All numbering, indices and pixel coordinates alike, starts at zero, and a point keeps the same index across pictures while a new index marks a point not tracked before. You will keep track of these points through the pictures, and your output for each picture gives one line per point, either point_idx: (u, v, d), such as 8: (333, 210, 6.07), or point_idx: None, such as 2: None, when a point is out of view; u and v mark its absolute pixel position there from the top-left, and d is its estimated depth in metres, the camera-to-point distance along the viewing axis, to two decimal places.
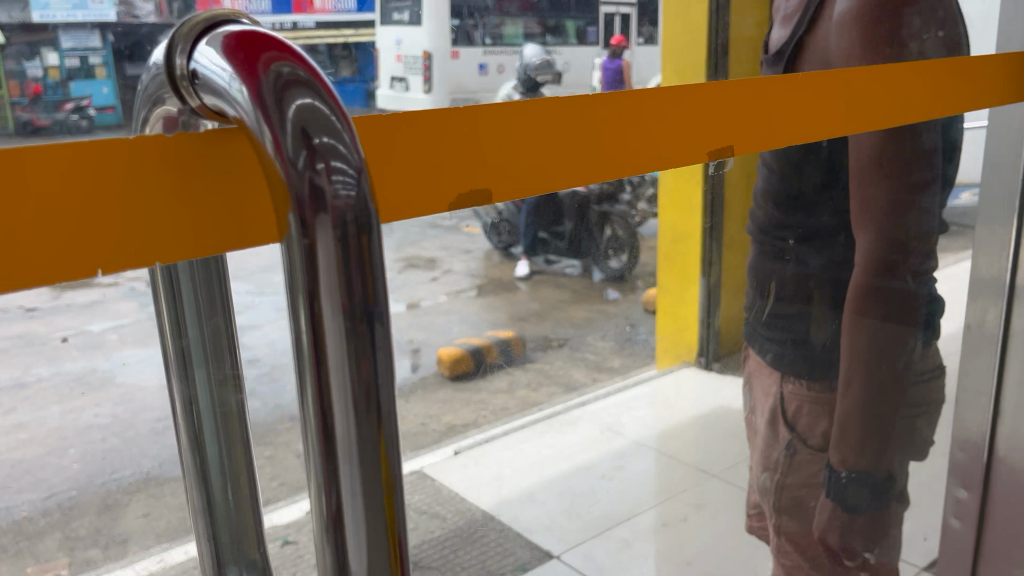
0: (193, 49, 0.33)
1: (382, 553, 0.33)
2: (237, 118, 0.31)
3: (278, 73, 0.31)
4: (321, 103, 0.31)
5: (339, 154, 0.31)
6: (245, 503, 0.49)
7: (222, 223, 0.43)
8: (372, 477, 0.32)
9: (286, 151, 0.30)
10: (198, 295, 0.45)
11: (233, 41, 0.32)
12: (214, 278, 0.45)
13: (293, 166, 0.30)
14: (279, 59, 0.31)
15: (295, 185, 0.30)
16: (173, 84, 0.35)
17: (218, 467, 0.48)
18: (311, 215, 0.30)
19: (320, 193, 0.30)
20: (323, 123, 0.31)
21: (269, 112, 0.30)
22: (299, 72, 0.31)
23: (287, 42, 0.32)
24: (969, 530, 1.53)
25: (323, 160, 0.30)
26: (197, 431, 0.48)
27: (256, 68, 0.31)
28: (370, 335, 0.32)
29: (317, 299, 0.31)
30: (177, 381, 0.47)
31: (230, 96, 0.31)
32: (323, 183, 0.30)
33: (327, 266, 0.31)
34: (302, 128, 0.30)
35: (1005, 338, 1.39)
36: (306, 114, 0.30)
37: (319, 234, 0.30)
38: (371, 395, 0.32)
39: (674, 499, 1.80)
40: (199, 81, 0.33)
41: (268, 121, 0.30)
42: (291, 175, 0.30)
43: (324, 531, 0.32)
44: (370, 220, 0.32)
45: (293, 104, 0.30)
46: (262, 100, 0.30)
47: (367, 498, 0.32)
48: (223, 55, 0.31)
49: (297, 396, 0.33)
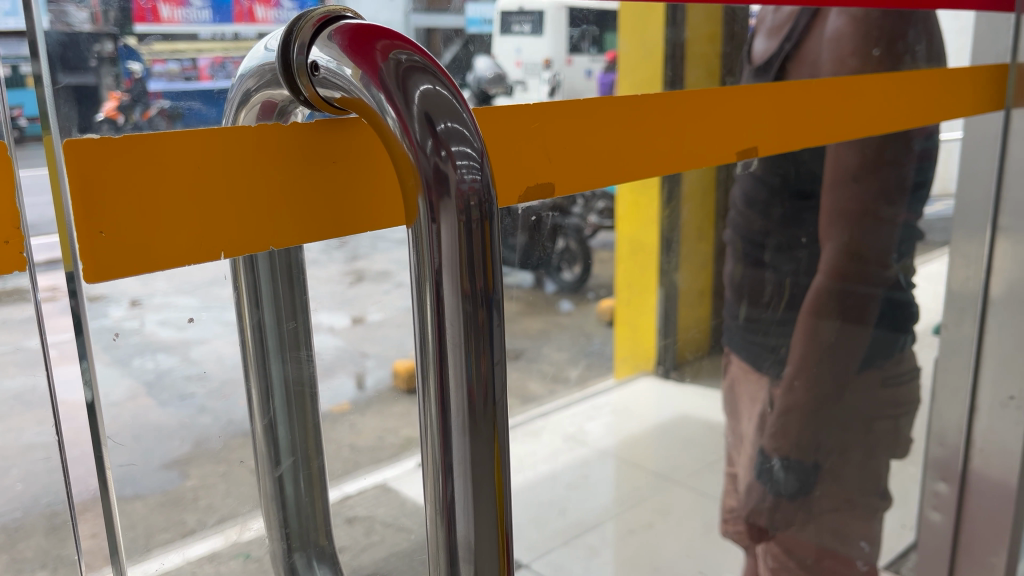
0: (314, 41, 0.43)
1: (483, 491, 0.42)
2: (369, 102, 0.40)
3: (398, 62, 0.40)
4: (443, 91, 0.40)
5: (459, 143, 0.40)
6: (309, 453, 0.60)
7: (300, 208, 0.54)
8: (480, 434, 0.42)
9: (414, 134, 0.39)
10: (279, 295, 0.55)
11: (357, 40, 0.41)
12: (291, 279, 0.56)
13: (422, 148, 0.39)
14: (400, 53, 0.40)
15: (424, 167, 0.39)
16: (289, 75, 0.44)
17: (286, 435, 0.59)
18: (437, 200, 0.39)
19: (443, 177, 0.39)
20: (443, 109, 0.40)
21: (395, 97, 0.39)
22: (414, 61, 0.41)
23: (401, 42, 0.41)
24: (949, 522, 1.77)
25: (446, 148, 0.39)
26: (275, 413, 0.58)
27: (380, 59, 0.40)
28: (487, 321, 0.41)
29: (440, 280, 0.40)
30: (260, 372, 0.56)
31: (361, 81, 0.40)
32: (445, 166, 0.39)
33: (450, 247, 0.40)
34: (427, 116, 0.39)
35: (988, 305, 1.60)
36: (427, 102, 0.39)
37: (444, 214, 0.39)
38: (482, 371, 0.41)
39: (640, 506, 1.79)
40: (321, 68, 0.42)
41: (394, 106, 0.39)
42: (420, 157, 0.39)
43: (436, 476, 0.42)
44: (486, 202, 0.41)
45: (416, 91, 0.39)
46: (389, 88, 0.39)
47: (474, 451, 0.42)
48: (348, 51, 0.41)
49: (416, 369, 0.42)
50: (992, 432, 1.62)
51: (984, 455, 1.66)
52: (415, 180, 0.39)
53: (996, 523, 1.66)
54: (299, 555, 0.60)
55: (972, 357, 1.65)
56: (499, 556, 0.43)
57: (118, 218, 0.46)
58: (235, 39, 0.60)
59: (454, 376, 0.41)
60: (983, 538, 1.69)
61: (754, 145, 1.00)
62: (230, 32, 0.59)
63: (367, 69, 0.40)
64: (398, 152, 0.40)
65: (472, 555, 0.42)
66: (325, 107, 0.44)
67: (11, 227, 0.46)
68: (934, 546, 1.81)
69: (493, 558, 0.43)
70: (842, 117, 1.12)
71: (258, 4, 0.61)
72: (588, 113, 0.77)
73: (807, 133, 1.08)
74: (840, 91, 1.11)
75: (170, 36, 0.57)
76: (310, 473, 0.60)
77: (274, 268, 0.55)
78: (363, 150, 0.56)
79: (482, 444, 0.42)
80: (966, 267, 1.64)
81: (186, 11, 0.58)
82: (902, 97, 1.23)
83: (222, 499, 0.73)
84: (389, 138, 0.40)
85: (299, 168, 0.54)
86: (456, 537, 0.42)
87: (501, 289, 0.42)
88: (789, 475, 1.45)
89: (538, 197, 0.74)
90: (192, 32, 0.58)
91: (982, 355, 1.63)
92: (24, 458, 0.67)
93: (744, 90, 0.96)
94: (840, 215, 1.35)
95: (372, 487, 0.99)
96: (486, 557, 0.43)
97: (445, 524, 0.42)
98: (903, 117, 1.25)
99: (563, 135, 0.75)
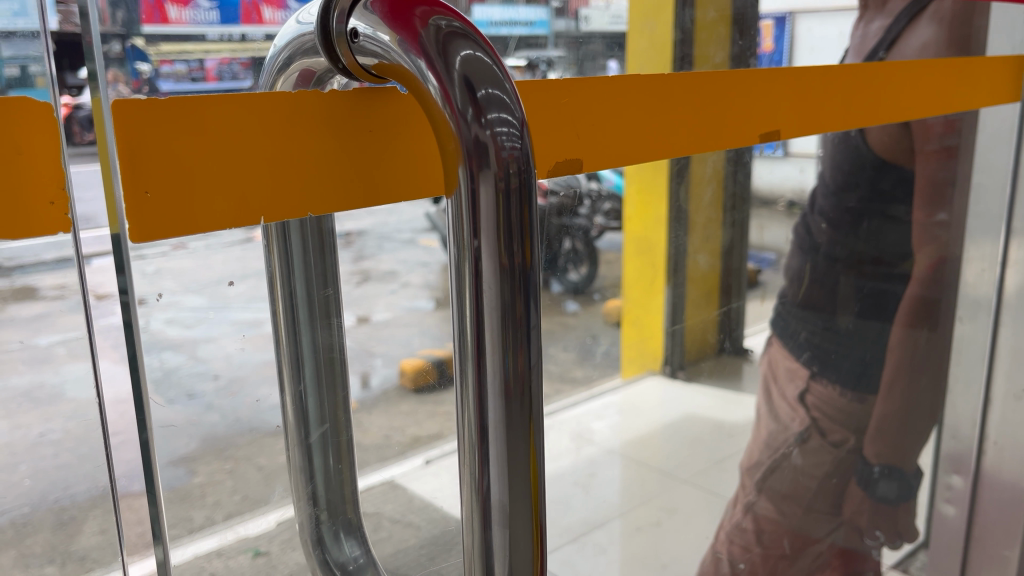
0: (353, 8, 0.42)
1: (524, 475, 0.42)
2: (411, 66, 0.40)
3: (438, 28, 0.40)
4: (482, 57, 0.40)
5: (500, 107, 0.40)
6: (341, 422, 0.60)
7: (333, 181, 0.54)
8: (519, 422, 0.42)
9: (455, 102, 0.39)
10: (310, 267, 0.54)
11: (397, 4, 0.41)
12: (322, 252, 0.55)
13: (461, 112, 0.39)
14: (440, 16, 0.40)
15: (464, 134, 0.39)
16: (326, 45, 0.44)
17: (314, 395, 0.57)
18: (478, 170, 0.39)
19: (482, 145, 0.39)
20: (483, 76, 0.40)
21: (436, 64, 0.39)
22: (454, 25, 0.40)
23: (441, 8, 0.41)
24: (961, 518, 1.77)
25: (485, 113, 0.39)
26: (300, 393, 0.56)
27: (420, 26, 0.40)
28: (525, 298, 0.41)
29: (481, 256, 0.40)
30: (285, 342, 0.55)
31: (400, 46, 0.40)
32: (485, 136, 0.39)
33: (488, 218, 0.40)
34: (467, 83, 0.39)
35: (999, 307, 1.61)
36: (467, 68, 0.39)
37: (483, 182, 0.39)
38: (524, 354, 0.41)
39: (647, 504, 1.77)
40: (361, 37, 0.42)
41: (436, 73, 0.39)
42: (460, 121, 0.39)
43: (476, 466, 0.42)
44: (526, 172, 0.41)
45: (454, 53, 0.39)
46: (429, 51, 0.39)
47: (512, 438, 0.42)
48: (386, 17, 0.40)
49: (454, 359, 0.42)
50: (1009, 433, 1.64)
51: (997, 449, 1.67)
52: (457, 147, 0.39)
53: (1011, 521, 1.68)
54: (327, 526, 0.63)
55: (985, 353, 1.67)
56: (533, 545, 0.44)
57: (162, 182, 0.46)
58: (242, 40, 0.61)
59: (492, 364, 0.41)
60: (994, 538, 1.73)
61: (777, 129, 1.00)
62: (237, 33, 0.61)
63: (406, 36, 0.40)
64: (438, 120, 0.40)
65: (507, 532, 0.42)
66: (362, 76, 0.45)
67: (55, 188, 0.45)
68: (945, 542, 1.81)
69: (526, 543, 0.43)
70: (861, 106, 1.12)
71: (266, 5, 0.62)
72: (636, 96, 0.80)
73: (831, 118, 1.07)
74: (864, 76, 1.11)
75: (179, 37, 0.58)
76: (339, 445, 0.60)
77: (305, 244, 0.54)
78: (396, 124, 0.57)
79: (518, 427, 0.42)
80: (981, 260, 1.61)
81: (194, 12, 0.59)
82: (931, 88, 1.25)
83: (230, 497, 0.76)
84: (430, 104, 0.40)
85: (331, 143, 0.54)
86: (490, 513, 0.42)
87: (538, 269, 0.42)
88: (883, 481, 1.62)
89: (566, 173, 0.74)
90: (200, 33, 0.59)
91: (994, 354, 1.64)
92: None
93: (771, 73, 0.97)
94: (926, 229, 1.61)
95: (377, 484, 1.00)
96: (521, 542, 0.43)
97: (480, 496, 0.42)
98: (924, 106, 1.24)
99: (589, 112, 0.75)
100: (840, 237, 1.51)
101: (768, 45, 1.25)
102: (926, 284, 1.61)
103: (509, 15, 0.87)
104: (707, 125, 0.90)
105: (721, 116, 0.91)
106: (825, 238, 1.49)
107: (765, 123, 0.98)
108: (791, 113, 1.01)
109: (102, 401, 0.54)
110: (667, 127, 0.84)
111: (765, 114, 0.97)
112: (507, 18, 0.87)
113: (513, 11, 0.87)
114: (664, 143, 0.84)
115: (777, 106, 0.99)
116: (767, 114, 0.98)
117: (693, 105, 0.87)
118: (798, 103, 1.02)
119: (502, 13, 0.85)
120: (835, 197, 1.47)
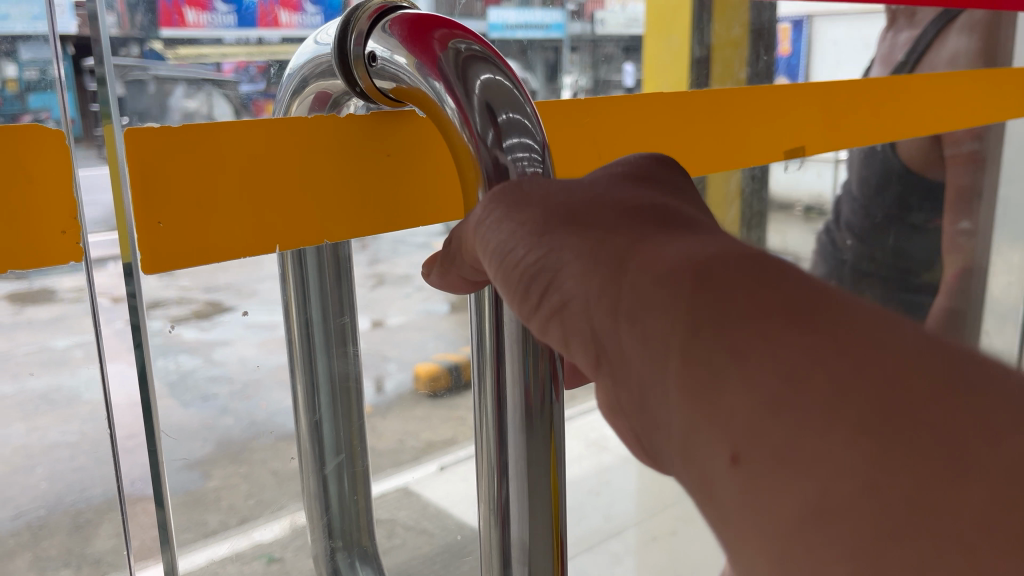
0: (367, 34, 0.44)
1: (544, 498, 0.43)
2: (430, 89, 0.41)
3: (457, 51, 0.40)
4: (516, 116, 0.40)
5: (519, 129, 0.41)
6: (357, 443, 0.61)
7: (357, 207, 0.55)
8: (538, 445, 0.43)
9: (475, 126, 0.40)
10: (326, 294, 0.56)
11: (417, 28, 0.42)
12: (338, 274, 0.56)
13: (479, 136, 0.40)
14: (458, 39, 0.41)
15: (482, 158, 0.40)
16: (343, 68, 0.45)
17: (330, 422, 0.59)
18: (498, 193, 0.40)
19: (501, 168, 0.40)
20: (503, 100, 0.40)
21: (455, 88, 0.40)
22: (473, 48, 0.41)
23: (460, 31, 0.42)
24: None
25: (502, 133, 0.40)
26: (318, 420, 0.58)
27: (439, 49, 0.40)
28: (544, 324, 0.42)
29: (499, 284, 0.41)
30: (300, 371, 0.56)
31: (418, 69, 0.41)
32: (504, 159, 0.40)
33: None
34: (488, 108, 0.40)
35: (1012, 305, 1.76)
36: (487, 92, 0.40)
37: None
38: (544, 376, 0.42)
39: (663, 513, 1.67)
40: (379, 61, 0.43)
41: (455, 96, 0.40)
42: (478, 146, 0.40)
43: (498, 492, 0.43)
44: None
45: (475, 76, 0.40)
46: (447, 75, 0.40)
47: (530, 463, 0.43)
48: (404, 40, 0.42)
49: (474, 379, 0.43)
50: None
51: None
52: (476, 172, 0.41)
53: None
54: (342, 555, 0.65)
55: None
56: (554, 559, 0.45)
57: (176, 211, 0.46)
58: (258, 44, 0.60)
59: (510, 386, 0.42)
60: None
61: (801, 145, 0.99)
62: (253, 36, 0.60)
63: (424, 59, 0.40)
64: (458, 145, 0.41)
65: (526, 564, 0.44)
66: (380, 97, 0.46)
67: (66, 216, 0.46)
68: None
69: (548, 562, 0.44)
70: (890, 120, 1.12)
71: (282, 8, 0.61)
72: (660, 113, 0.80)
73: (860, 131, 1.05)
74: (885, 93, 1.09)
75: (195, 41, 0.58)
76: (355, 472, 0.61)
77: (321, 262, 0.55)
78: (420, 144, 0.57)
79: (539, 452, 0.43)
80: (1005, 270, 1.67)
81: (211, 15, 0.58)
82: (965, 101, 1.23)
83: (241, 500, 0.78)
84: (449, 129, 0.41)
85: (351, 167, 0.54)
86: (510, 540, 0.43)
87: None
88: None
89: None
90: (216, 38, 0.59)
91: None
92: None
93: (798, 89, 0.96)
94: (955, 241, 1.58)
95: (391, 491, 1.01)
96: (541, 563, 0.44)
97: (500, 530, 0.44)
98: (955, 121, 1.22)
99: (613, 126, 0.75)
100: (865, 254, 1.48)
101: (785, 49, 1.23)
102: (953, 295, 1.61)
103: (524, 18, 0.86)
104: (731, 143, 0.90)
105: (746, 134, 0.91)
106: (853, 253, 1.48)
107: (790, 140, 0.97)
108: (818, 130, 1.00)
109: (110, 415, 0.54)
110: (684, 148, 0.84)
111: (792, 133, 0.97)
112: (523, 21, 0.86)
113: (528, 14, 0.87)
114: (688, 159, 0.85)
115: (802, 124, 0.98)
116: (796, 132, 0.97)
117: (717, 122, 0.87)
118: (826, 119, 1.01)
119: (519, 18, 0.86)
120: (864, 211, 1.43)
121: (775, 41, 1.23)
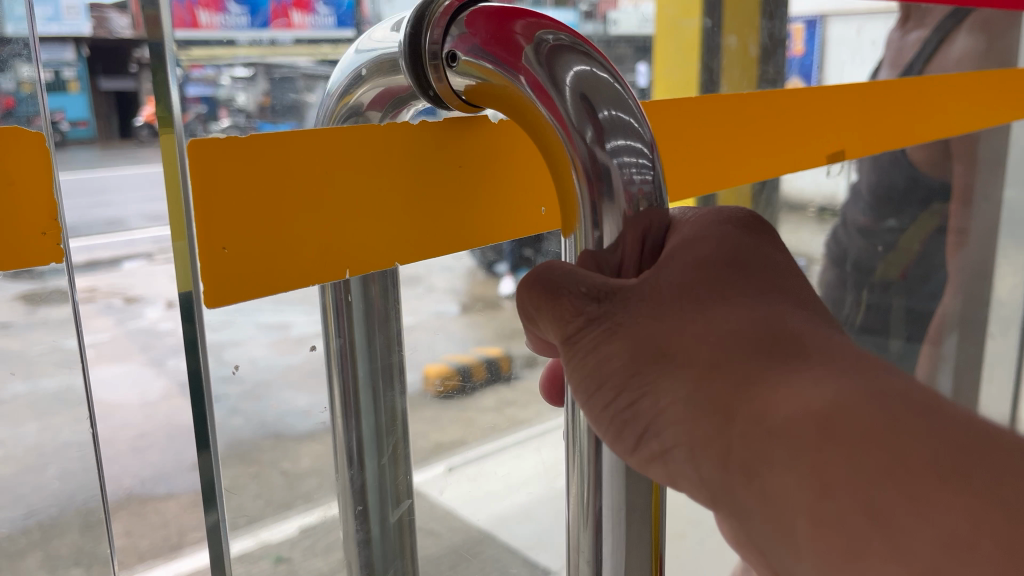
0: (449, 24, 0.46)
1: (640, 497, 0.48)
2: (513, 86, 0.44)
3: (547, 40, 0.44)
4: (620, 116, 0.44)
5: (621, 134, 0.44)
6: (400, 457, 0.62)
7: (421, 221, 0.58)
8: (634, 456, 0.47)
9: (569, 120, 0.43)
10: (372, 313, 0.57)
11: (495, 36, 0.44)
12: (385, 292, 0.58)
13: (582, 143, 0.43)
14: (551, 37, 0.45)
15: (587, 166, 0.44)
16: (417, 59, 0.48)
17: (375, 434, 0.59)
18: (599, 199, 0.45)
19: (600, 171, 0.44)
20: (598, 93, 0.44)
21: (548, 84, 0.43)
22: (562, 38, 0.45)
23: (546, 21, 0.45)
24: None
25: (602, 139, 0.44)
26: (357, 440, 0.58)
27: (524, 41, 0.44)
28: None
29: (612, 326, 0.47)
30: (338, 381, 0.57)
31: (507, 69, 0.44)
32: (602, 162, 0.44)
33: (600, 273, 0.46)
34: (580, 94, 0.43)
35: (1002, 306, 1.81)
36: (583, 83, 0.44)
37: (606, 217, 0.45)
38: None
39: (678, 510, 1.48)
40: (458, 59, 0.46)
41: (546, 96, 0.43)
42: (581, 149, 0.43)
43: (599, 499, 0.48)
44: (647, 200, 0.47)
45: (570, 71, 0.44)
46: (548, 69, 0.43)
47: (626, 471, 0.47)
48: (489, 40, 0.44)
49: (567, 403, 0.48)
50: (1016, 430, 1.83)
51: None
52: (573, 166, 0.44)
53: None
54: None
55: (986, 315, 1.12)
56: (650, 552, 0.49)
57: (241, 236, 0.48)
58: (271, 45, 0.62)
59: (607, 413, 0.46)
60: None
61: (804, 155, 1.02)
62: (266, 37, 0.62)
63: (511, 55, 0.44)
64: (554, 144, 0.45)
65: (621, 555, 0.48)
66: (452, 99, 0.49)
67: (46, 218, 0.47)
68: None
69: (643, 553, 0.49)
70: (893, 125, 1.15)
71: (296, 9, 0.62)
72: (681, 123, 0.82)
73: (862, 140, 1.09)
74: (892, 98, 1.12)
75: (208, 42, 0.59)
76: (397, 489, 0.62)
77: (377, 286, 0.57)
78: (476, 154, 0.62)
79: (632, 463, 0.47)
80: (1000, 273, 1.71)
81: (224, 16, 0.59)
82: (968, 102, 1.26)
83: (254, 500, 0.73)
84: (543, 126, 0.45)
85: (410, 182, 0.57)
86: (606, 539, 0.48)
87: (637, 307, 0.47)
88: None
89: None
90: (226, 38, 0.60)
91: None
92: (61, 456, 0.69)
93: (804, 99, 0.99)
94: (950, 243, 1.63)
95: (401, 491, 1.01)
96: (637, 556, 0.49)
97: (593, 531, 0.49)
98: (960, 121, 1.25)
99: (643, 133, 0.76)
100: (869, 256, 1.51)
101: (798, 50, 1.23)
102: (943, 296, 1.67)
103: None
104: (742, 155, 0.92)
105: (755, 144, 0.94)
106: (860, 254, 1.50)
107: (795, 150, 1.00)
108: (824, 139, 1.03)
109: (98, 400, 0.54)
110: (700, 161, 0.86)
111: (796, 144, 1.00)
112: None
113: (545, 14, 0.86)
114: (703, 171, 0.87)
115: (808, 135, 1.01)
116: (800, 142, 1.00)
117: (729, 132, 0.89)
118: (830, 129, 1.04)
119: None
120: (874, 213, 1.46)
121: (788, 40, 1.22)
